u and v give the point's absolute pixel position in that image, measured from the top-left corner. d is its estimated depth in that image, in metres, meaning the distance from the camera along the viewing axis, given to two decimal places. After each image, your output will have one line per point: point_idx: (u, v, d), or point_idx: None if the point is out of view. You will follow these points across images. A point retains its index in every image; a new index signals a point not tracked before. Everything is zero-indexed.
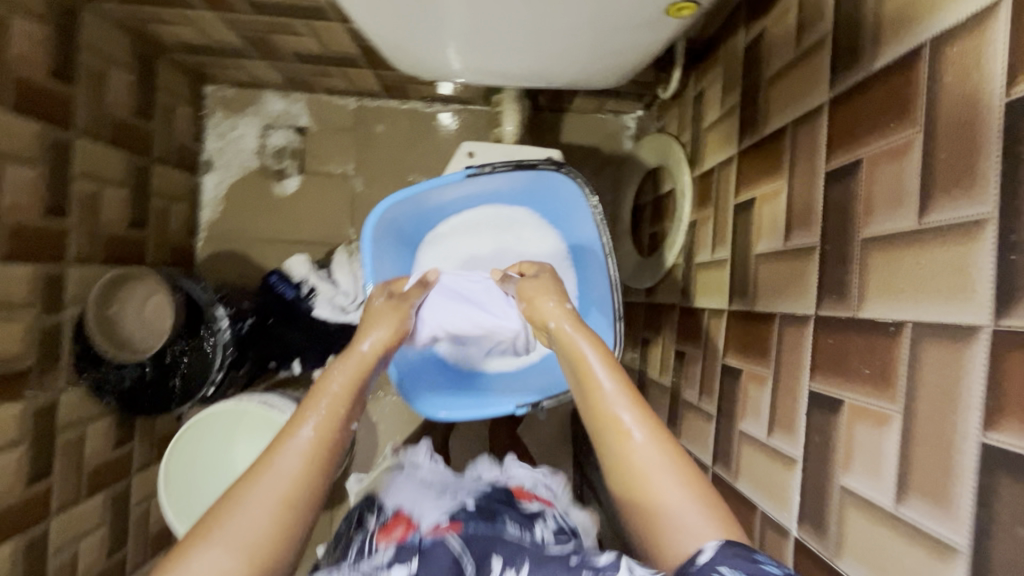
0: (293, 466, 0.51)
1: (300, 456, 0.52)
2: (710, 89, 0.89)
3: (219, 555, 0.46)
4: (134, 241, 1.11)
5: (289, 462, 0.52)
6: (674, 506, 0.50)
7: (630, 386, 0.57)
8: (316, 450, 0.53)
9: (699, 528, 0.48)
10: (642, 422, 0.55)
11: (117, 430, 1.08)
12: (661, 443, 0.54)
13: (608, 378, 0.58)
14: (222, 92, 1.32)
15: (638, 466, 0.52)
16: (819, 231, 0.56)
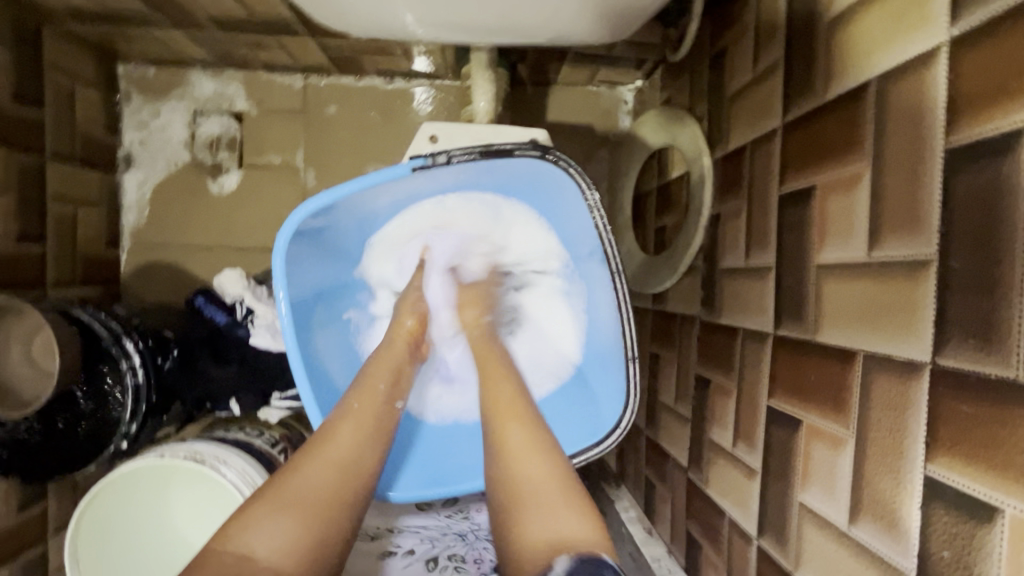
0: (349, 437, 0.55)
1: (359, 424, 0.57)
2: (736, 46, 0.70)
3: (281, 519, 0.46)
4: (28, 258, 0.90)
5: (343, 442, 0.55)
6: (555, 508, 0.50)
7: (522, 390, 0.65)
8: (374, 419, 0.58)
9: (566, 525, 0.48)
10: (507, 411, 0.62)
11: (20, 489, 0.89)
12: (534, 439, 0.58)
13: (500, 380, 0.66)
14: (138, 71, 1.10)
15: (517, 462, 0.56)
16: (938, 235, 0.37)
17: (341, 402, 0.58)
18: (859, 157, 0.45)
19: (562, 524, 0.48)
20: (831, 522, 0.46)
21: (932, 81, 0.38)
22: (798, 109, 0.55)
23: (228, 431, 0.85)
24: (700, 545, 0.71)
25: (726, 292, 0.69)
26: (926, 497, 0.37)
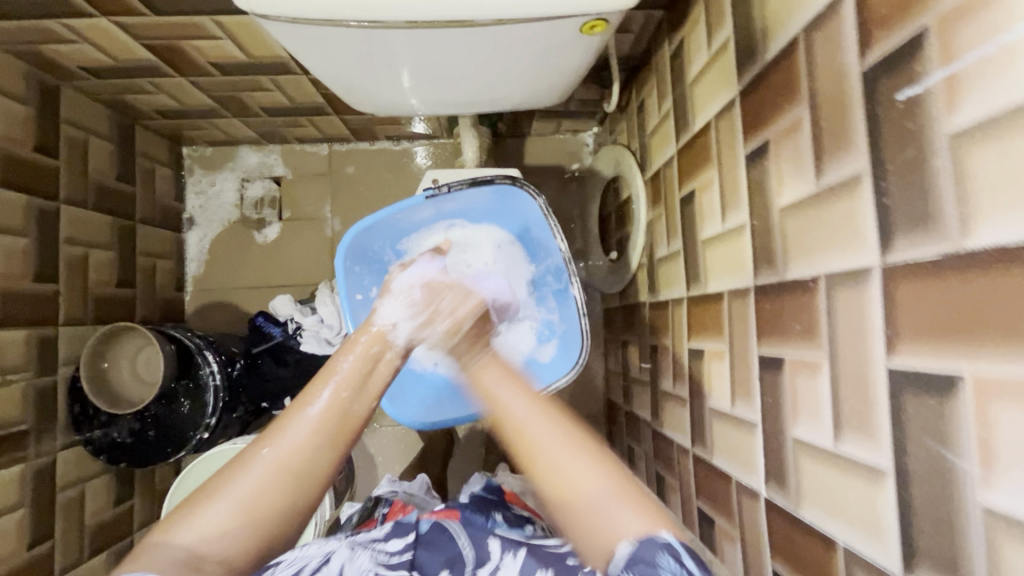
0: (294, 443, 0.56)
1: (309, 427, 0.58)
2: (649, 99, 0.96)
3: (227, 514, 0.52)
4: (123, 299, 1.16)
5: (297, 431, 0.57)
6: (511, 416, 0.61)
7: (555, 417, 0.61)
8: (339, 417, 0.59)
9: (572, 473, 0.56)
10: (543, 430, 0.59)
11: (117, 487, 1.10)
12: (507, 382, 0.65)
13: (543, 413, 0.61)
14: (198, 152, 1.38)
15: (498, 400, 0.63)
16: (746, 207, 0.60)
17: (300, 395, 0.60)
18: (713, 167, 0.69)
19: (569, 473, 0.56)
20: (729, 410, 0.66)
21: (737, 117, 0.62)
22: (687, 139, 0.78)
23: None
24: (664, 477, 0.89)
25: (662, 272, 0.91)
26: (764, 365, 0.57)
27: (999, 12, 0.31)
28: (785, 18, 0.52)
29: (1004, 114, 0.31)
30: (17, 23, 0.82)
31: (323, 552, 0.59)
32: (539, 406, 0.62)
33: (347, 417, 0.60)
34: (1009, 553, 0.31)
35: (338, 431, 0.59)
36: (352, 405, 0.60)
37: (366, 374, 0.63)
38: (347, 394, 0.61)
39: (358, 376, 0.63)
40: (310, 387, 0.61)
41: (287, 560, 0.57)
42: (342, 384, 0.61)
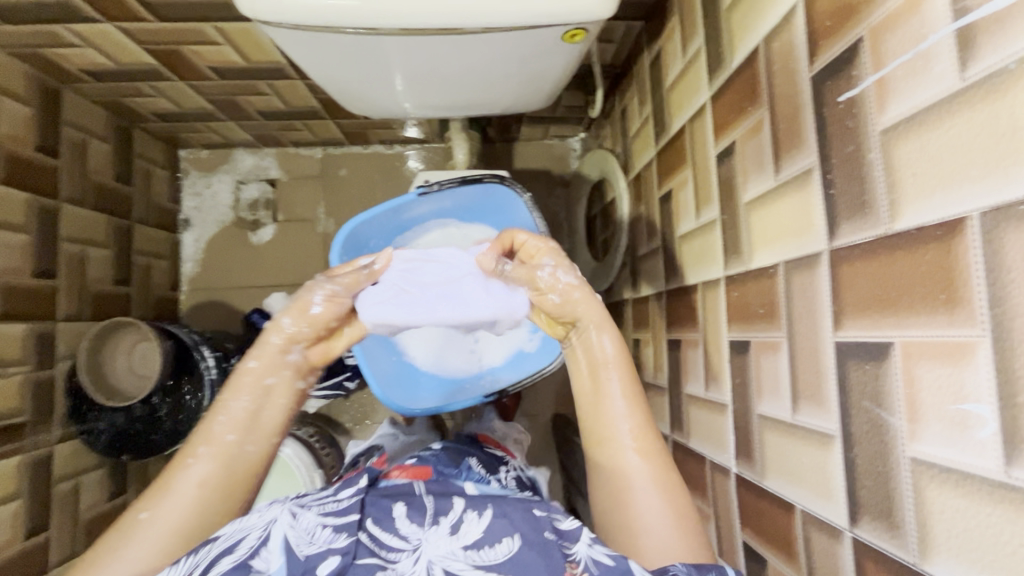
0: (181, 505, 0.52)
1: (196, 481, 0.53)
2: (631, 105, 1.01)
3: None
4: (119, 297, 1.18)
5: (186, 486, 0.52)
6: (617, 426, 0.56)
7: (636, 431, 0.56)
8: (229, 463, 0.55)
9: (644, 496, 0.52)
10: (642, 441, 0.55)
11: (110, 482, 1.11)
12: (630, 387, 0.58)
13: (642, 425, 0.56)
14: (194, 154, 1.41)
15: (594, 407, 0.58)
16: (717, 203, 0.65)
17: (186, 445, 0.55)
18: (688, 167, 0.74)
19: (646, 507, 0.52)
20: (704, 394, 0.70)
21: (708, 120, 0.67)
22: (665, 141, 0.83)
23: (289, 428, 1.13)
24: None
25: (644, 269, 0.96)
26: (732, 349, 0.62)
27: (915, 25, 0.36)
28: (748, 29, 0.57)
29: (919, 112, 0.35)
30: (23, 27, 0.85)
31: (262, 522, 0.47)
32: (643, 414, 0.57)
33: (233, 459, 0.55)
34: (933, 496, 0.35)
35: (235, 469, 0.55)
36: (244, 446, 0.56)
37: (262, 401, 0.58)
38: (233, 435, 0.56)
39: (246, 416, 0.57)
40: (195, 439, 0.55)
41: (225, 535, 0.46)
42: (230, 425, 0.56)
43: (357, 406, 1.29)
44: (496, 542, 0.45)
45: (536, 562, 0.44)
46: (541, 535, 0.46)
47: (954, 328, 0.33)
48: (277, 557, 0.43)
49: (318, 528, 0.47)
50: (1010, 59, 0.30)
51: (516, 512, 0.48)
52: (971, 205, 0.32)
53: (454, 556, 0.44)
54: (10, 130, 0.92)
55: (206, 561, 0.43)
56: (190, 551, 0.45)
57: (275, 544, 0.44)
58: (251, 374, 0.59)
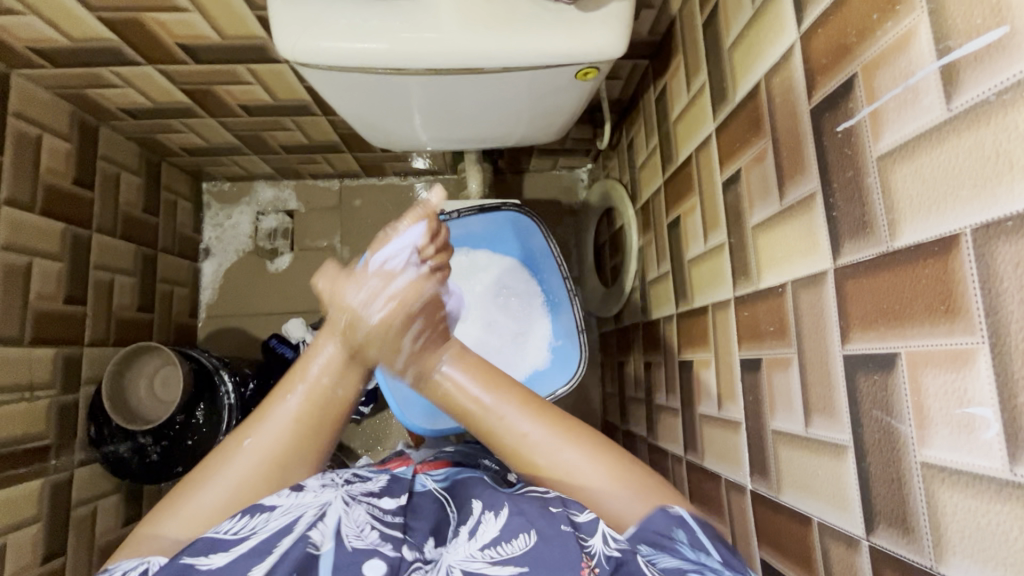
0: (275, 434, 0.54)
1: (289, 417, 0.56)
2: (638, 137, 1.05)
3: (214, 499, 0.50)
4: (141, 324, 1.21)
5: (281, 419, 0.55)
6: (522, 428, 0.56)
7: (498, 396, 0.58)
8: (319, 404, 0.57)
9: (573, 460, 0.54)
10: (550, 423, 0.56)
11: (126, 507, 1.12)
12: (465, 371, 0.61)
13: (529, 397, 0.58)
14: (217, 187, 1.46)
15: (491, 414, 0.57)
16: (724, 228, 0.68)
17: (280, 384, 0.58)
18: (696, 195, 0.77)
19: (581, 474, 0.53)
20: (717, 412, 0.71)
21: (713, 150, 0.71)
22: (672, 171, 0.87)
23: None
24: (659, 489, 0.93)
25: (654, 293, 0.98)
26: (744, 368, 0.64)
27: (904, 62, 0.39)
28: (749, 67, 0.61)
29: (913, 140, 0.39)
30: (69, 70, 0.92)
31: (317, 503, 0.48)
32: (520, 399, 0.58)
33: (328, 404, 0.58)
34: (945, 500, 0.37)
35: (323, 416, 0.57)
36: (335, 390, 0.58)
37: (354, 360, 0.61)
38: (334, 385, 0.58)
39: (341, 361, 0.60)
40: (297, 370, 0.59)
41: (283, 505, 0.48)
42: (328, 371, 0.59)
43: (369, 431, 1.30)
44: (513, 537, 0.47)
45: (552, 555, 0.45)
46: (556, 529, 0.47)
47: (953, 336, 0.36)
48: (330, 538, 0.45)
49: (366, 525, 0.47)
50: (991, 92, 0.33)
51: (533, 509, 0.49)
52: (964, 222, 0.35)
53: (471, 557, 0.46)
54: (51, 164, 0.98)
55: (263, 527, 0.46)
56: (249, 511, 0.48)
57: (331, 526, 0.45)
58: (323, 357, 0.60)
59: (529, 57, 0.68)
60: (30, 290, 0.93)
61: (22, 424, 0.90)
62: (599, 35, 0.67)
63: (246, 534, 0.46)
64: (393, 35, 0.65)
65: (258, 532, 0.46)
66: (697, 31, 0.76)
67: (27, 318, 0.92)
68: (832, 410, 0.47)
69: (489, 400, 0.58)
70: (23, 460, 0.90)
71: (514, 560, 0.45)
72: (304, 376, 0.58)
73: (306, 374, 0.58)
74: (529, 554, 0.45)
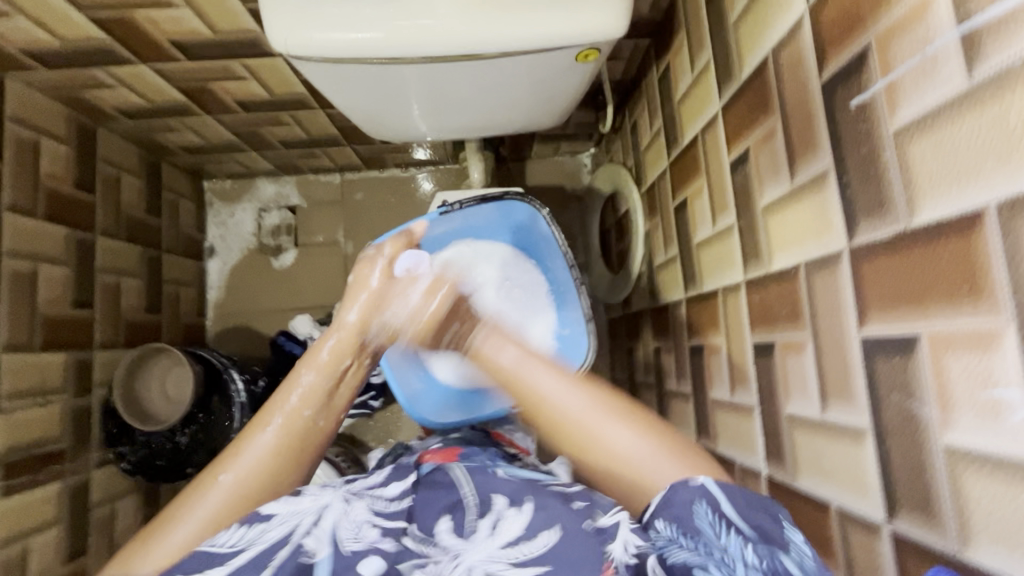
0: (252, 464, 0.54)
1: (267, 448, 0.56)
2: (641, 119, 1.03)
3: (189, 533, 0.50)
4: (149, 325, 1.22)
5: (256, 449, 0.55)
6: (608, 433, 0.56)
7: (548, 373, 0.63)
8: (296, 434, 0.58)
9: (602, 424, 0.57)
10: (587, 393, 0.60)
11: (144, 506, 1.14)
12: (529, 357, 0.65)
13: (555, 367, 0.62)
14: (219, 185, 1.46)
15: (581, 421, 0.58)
16: (733, 210, 0.66)
17: (261, 414, 0.58)
18: (702, 176, 0.76)
19: (609, 436, 0.56)
20: (730, 398, 0.70)
21: (720, 130, 0.69)
22: (677, 153, 0.85)
23: None
24: None
25: (661, 279, 0.97)
26: (757, 352, 0.62)
27: (923, 30, 0.37)
28: (756, 42, 0.59)
29: (932, 113, 0.37)
30: (63, 72, 0.91)
31: (316, 506, 0.49)
32: (624, 409, 0.58)
33: (305, 434, 0.58)
34: (971, 484, 0.36)
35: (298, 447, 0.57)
36: (315, 422, 0.59)
37: (338, 387, 0.64)
38: (311, 413, 0.60)
39: (323, 393, 0.62)
40: (270, 403, 0.59)
41: (280, 514, 0.48)
42: (305, 401, 0.60)
43: (381, 425, 1.31)
44: (533, 537, 0.47)
45: (574, 553, 0.45)
46: (579, 526, 0.47)
47: (978, 317, 0.34)
48: (325, 544, 0.46)
49: (364, 526, 0.49)
50: (1016, 58, 0.31)
51: (554, 504, 0.50)
52: (988, 198, 0.33)
53: (493, 558, 0.45)
54: (51, 169, 0.98)
55: (261, 540, 0.46)
56: (247, 519, 0.48)
57: (326, 531, 0.47)
58: (318, 364, 0.63)
59: (527, 40, 0.66)
60: (38, 296, 0.93)
61: (37, 429, 0.91)
62: (599, 15, 0.65)
63: (243, 546, 0.45)
64: (388, 23, 0.64)
65: (256, 544, 0.45)
66: (700, 6, 0.73)
67: (35, 323, 0.93)
68: (849, 394, 0.46)
69: (558, 390, 0.61)
70: (40, 464, 0.91)
71: (534, 561, 0.44)
72: (279, 411, 0.58)
73: (286, 403, 0.59)
74: (550, 554, 0.45)
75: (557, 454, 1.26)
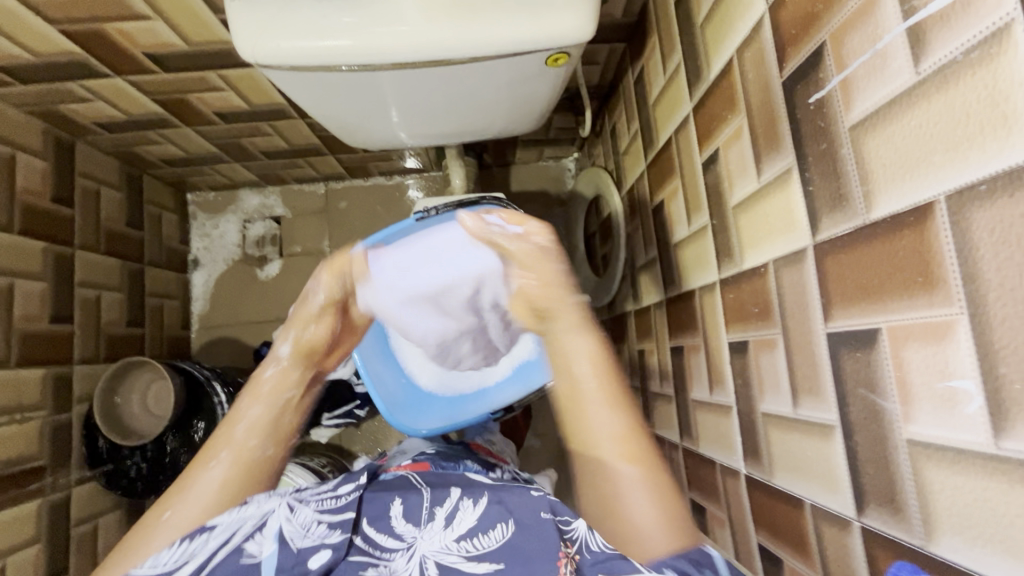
0: (199, 497, 0.52)
1: (216, 482, 0.54)
2: (620, 122, 1.03)
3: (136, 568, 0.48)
4: (132, 339, 1.21)
5: (202, 483, 0.53)
6: (596, 420, 0.56)
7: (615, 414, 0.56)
8: (240, 467, 0.55)
9: (631, 484, 0.52)
10: (627, 447, 0.54)
11: (128, 522, 1.12)
12: (600, 360, 0.60)
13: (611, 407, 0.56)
14: (202, 197, 1.45)
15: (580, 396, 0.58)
16: (706, 209, 0.67)
17: (206, 450, 0.56)
18: (677, 177, 0.76)
19: (633, 500, 0.51)
20: (709, 398, 0.70)
21: (692, 131, 0.69)
22: (654, 155, 0.86)
23: (303, 460, 1.13)
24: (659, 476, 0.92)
25: (643, 281, 0.97)
26: (733, 351, 0.62)
27: (871, 27, 0.38)
28: (722, 42, 0.60)
29: (883, 107, 0.37)
30: (38, 86, 0.90)
31: (260, 511, 0.47)
32: (610, 399, 0.57)
33: (255, 463, 0.56)
34: (932, 476, 0.36)
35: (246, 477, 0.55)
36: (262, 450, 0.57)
37: (287, 412, 0.61)
38: (264, 448, 0.58)
39: (272, 419, 0.60)
40: (221, 434, 0.57)
41: (222, 525, 0.46)
42: (252, 431, 0.58)
43: (368, 434, 1.30)
44: (490, 529, 0.46)
45: (529, 546, 0.44)
46: (536, 516, 0.46)
47: (933, 308, 0.34)
48: (270, 543, 0.44)
49: (313, 524, 0.47)
50: (959, 51, 0.32)
51: (511, 498, 0.49)
52: (938, 190, 0.34)
53: (446, 549, 0.45)
54: (28, 183, 0.97)
55: (202, 551, 0.44)
56: (189, 535, 0.46)
57: (272, 532, 0.45)
58: (262, 395, 0.60)
59: (496, 45, 0.66)
60: (14, 311, 0.92)
61: (14, 446, 0.90)
62: (567, 19, 0.66)
63: (183, 561, 0.43)
64: (357, 31, 0.64)
65: (194, 557, 0.43)
66: (669, 8, 0.74)
67: (12, 339, 0.92)
68: (818, 390, 0.46)
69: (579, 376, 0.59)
70: (18, 482, 0.90)
71: (490, 555, 0.44)
72: (224, 443, 0.56)
73: (234, 432, 0.57)
74: (504, 548, 0.44)
75: (546, 459, 1.25)
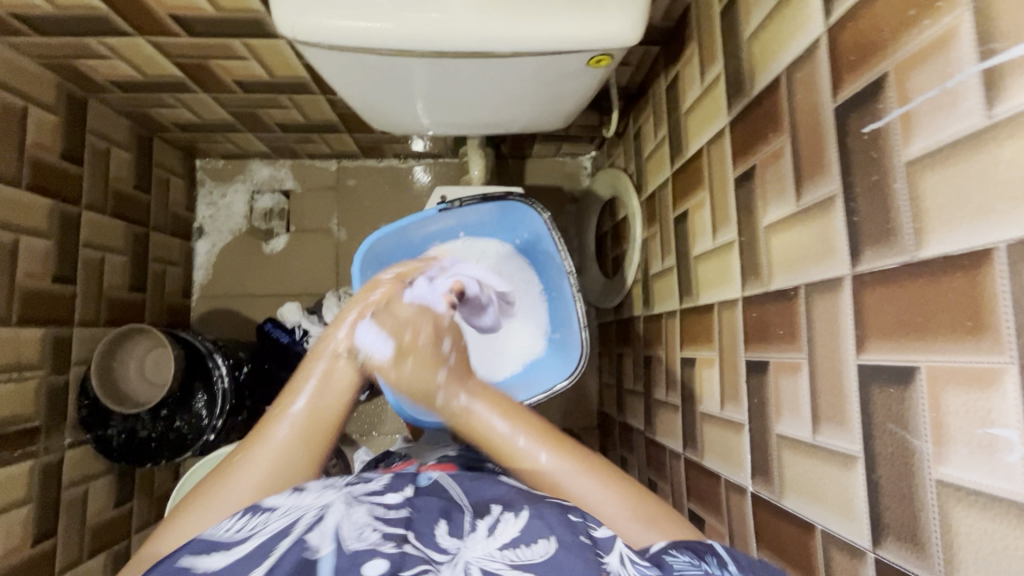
0: (250, 482, 0.50)
1: (268, 469, 0.51)
2: (646, 126, 1.02)
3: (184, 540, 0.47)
4: (132, 303, 1.19)
5: (259, 469, 0.51)
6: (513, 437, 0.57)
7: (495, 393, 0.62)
8: (297, 452, 0.53)
9: (570, 474, 0.55)
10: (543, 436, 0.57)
11: (118, 487, 1.11)
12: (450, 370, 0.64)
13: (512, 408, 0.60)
14: (211, 164, 1.42)
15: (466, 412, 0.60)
16: (735, 225, 0.66)
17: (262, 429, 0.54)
18: (705, 190, 0.75)
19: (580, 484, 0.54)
20: (719, 412, 0.70)
21: (726, 144, 0.69)
22: (681, 163, 0.85)
23: None
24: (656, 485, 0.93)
25: (657, 288, 0.96)
26: (750, 369, 0.62)
27: (943, 63, 0.37)
28: (769, 60, 0.59)
29: (948, 146, 0.37)
30: (55, 38, 0.87)
31: (318, 504, 0.46)
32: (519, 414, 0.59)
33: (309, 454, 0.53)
34: (960, 519, 0.36)
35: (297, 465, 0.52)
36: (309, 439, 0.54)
37: (337, 406, 0.57)
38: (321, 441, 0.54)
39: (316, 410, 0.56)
40: (275, 421, 0.55)
41: (283, 508, 0.47)
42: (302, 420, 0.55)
43: (364, 417, 1.29)
44: (532, 542, 0.45)
45: (575, 563, 0.42)
46: (576, 538, 0.45)
47: (980, 354, 0.34)
48: (329, 539, 0.42)
49: (367, 526, 0.45)
50: None
51: (552, 514, 0.47)
52: (1000, 237, 0.33)
53: (491, 557, 0.44)
54: (38, 137, 0.95)
55: (262, 530, 0.44)
56: (252, 510, 0.47)
57: (331, 526, 0.43)
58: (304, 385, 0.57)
59: (537, 42, 0.65)
60: (17, 268, 0.90)
61: (10, 406, 0.88)
62: (613, 21, 0.65)
63: (247, 534, 0.44)
64: (397, 14, 0.62)
65: (258, 533, 0.44)
66: (713, 18, 0.73)
67: (13, 297, 0.90)
68: (841, 418, 0.47)
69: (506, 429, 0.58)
70: (13, 442, 0.88)
71: (534, 567, 0.42)
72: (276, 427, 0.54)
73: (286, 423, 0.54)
74: (549, 562, 0.42)
75: None
